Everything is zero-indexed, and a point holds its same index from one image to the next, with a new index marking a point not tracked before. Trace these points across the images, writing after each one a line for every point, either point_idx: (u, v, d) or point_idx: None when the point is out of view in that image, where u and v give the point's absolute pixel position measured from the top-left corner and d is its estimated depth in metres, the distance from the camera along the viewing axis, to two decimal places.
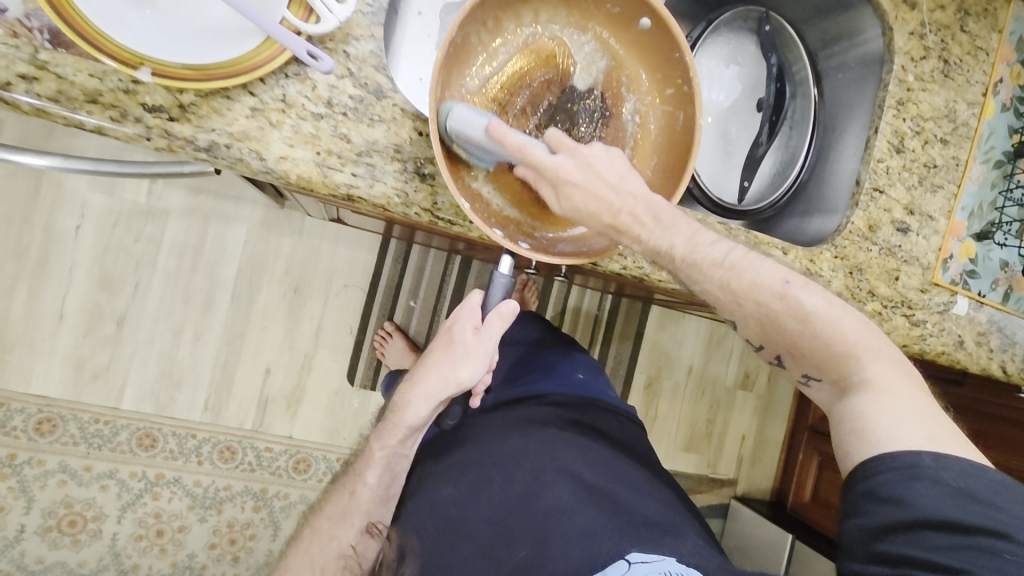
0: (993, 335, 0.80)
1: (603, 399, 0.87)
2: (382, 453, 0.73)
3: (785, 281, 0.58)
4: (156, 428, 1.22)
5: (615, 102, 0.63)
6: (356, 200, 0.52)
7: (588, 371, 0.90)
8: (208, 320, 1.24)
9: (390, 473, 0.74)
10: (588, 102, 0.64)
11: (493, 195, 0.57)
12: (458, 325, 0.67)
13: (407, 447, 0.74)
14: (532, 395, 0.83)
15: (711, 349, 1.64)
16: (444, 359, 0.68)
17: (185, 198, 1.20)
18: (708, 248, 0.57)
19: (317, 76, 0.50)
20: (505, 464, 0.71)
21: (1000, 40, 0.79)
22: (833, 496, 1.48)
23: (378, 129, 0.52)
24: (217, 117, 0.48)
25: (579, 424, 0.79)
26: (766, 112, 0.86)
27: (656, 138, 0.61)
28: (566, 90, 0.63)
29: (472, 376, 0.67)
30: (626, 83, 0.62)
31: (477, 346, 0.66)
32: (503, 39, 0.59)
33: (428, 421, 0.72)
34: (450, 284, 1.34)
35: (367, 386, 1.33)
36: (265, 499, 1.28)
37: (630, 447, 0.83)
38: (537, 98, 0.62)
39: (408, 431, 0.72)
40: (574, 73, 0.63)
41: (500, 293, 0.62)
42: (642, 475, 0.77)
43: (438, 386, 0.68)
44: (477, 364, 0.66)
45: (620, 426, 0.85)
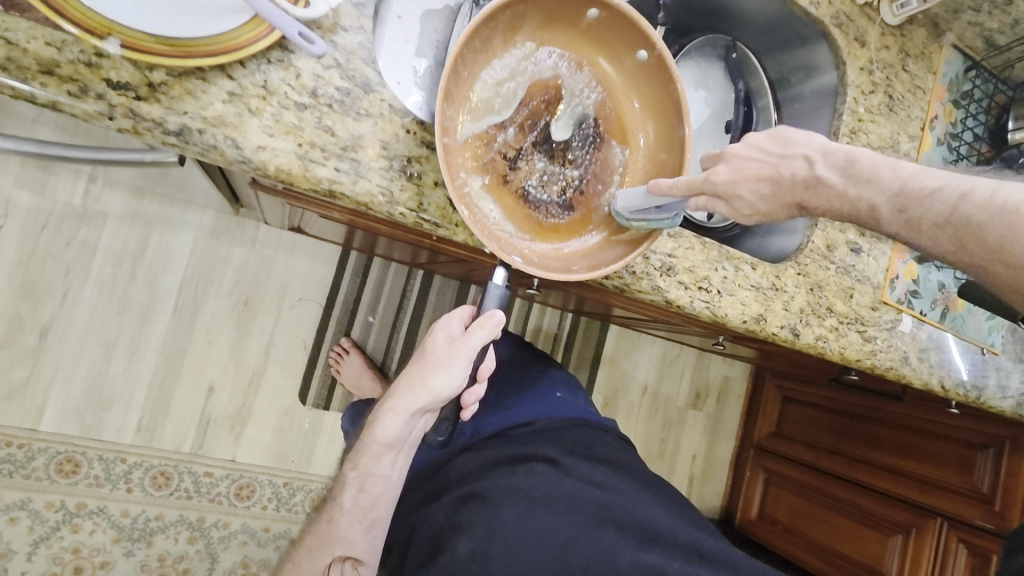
0: (932, 352, 0.86)
1: (586, 418, 0.87)
2: (355, 474, 0.69)
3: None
4: (79, 452, 1.10)
5: (608, 129, 0.62)
6: (338, 196, 0.49)
7: (566, 389, 0.91)
8: (146, 333, 1.14)
9: (369, 495, 0.69)
10: (582, 130, 0.62)
11: (493, 211, 0.56)
12: (432, 335, 0.65)
13: (382, 466, 0.69)
14: (520, 424, 0.81)
15: (665, 369, 1.67)
16: (415, 372, 0.66)
17: (128, 201, 1.12)
18: (924, 199, 0.55)
19: (301, 63, 0.48)
20: (517, 503, 0.67)
21: (935, 81, 0.85)
22: (779, 511, 1.55)
23: (364, 124, 0.50)
24: (191, 99, 0.44)
25: (564, 443, 0.80)
26: (735, 134, 0.89)
27: (645, 169, 0.61)
28: (563, 111, 0.62)
29: (445, 384, 0.64)
30: (623, 117, 0.61)
31: (449, 355, 0.63)
32: (509, 55, 0.57)
33: (403, 438, 0.68)
34: (412, 298, 1.31)
35: (320, 406, 1.26)
36: (202, 530, 1.18)
37: (624, 462, 0.83)
38: (536, 118, 0.60)
39: (380, 448, 0.68)
40: (566, 98, 0.61)
41: (493, 304, 0.60)
42: (637, 485, 0.79)
43: (411, 395, 0.65)
44: (449, 373, 0.63)
45: (608, 440, 0.86)
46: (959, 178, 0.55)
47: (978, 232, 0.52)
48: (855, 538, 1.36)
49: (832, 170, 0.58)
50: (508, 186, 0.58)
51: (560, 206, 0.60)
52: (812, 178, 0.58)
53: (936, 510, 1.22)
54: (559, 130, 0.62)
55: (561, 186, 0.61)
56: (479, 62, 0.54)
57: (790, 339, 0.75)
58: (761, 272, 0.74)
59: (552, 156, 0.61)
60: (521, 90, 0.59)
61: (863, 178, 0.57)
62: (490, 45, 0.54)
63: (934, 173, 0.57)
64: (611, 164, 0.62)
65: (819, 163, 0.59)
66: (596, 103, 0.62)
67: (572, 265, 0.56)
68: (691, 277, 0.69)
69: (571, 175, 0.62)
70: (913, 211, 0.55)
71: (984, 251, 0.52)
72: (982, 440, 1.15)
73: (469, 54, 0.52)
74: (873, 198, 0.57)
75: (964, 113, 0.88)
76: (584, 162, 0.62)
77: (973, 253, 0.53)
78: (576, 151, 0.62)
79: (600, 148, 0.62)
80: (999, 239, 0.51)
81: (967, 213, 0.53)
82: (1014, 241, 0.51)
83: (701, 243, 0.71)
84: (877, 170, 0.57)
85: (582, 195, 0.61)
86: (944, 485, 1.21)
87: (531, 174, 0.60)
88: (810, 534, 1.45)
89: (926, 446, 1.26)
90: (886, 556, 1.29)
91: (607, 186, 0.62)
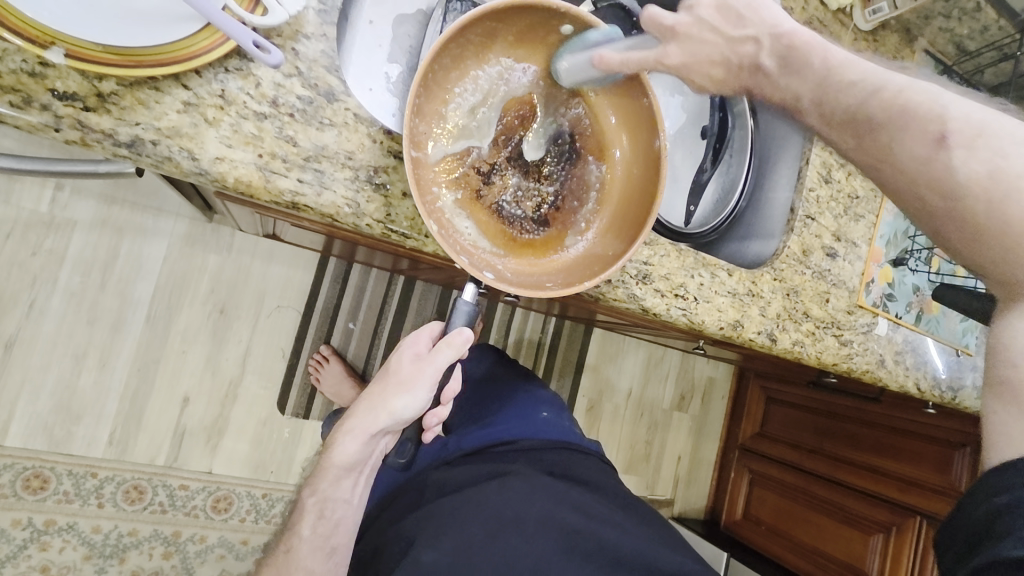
0: (908, 354, 0.86)
1: (568, 440, 0.87)
2: (313, 499, 0.70)
3: (944, 136, 0.44)
4: (48, 467, 1.07)
5: (585, 144, 0.60)
6: (302, 208, 0.48)
7: (552, 409, 0.90)
8: (117, 343, 1.11)
9: (329, 522, 0.70)
10: (558, 144, 0.60)
11: (468, 227, 0.56)
12: (397, 356, 0.66)
13: (342, 490, 0.70)
14: (499, 442, 0.81)
15: (650, 371, 1.67)
16: (376, 393, 0.67)
17: (96, 209, 1.09)
18: (843, 91, 0.46)
19: (261, 72, 0.47)
20: (488, 520, 0.67)
21: None
22: (762, 512, 1.56)
23: (328, 133, 0.49)
24: (144, 109, 0.43)
25: (542, 462, 0.80)
26: (710, 139, 0.89)
27: (620, 184, 0.59)
28: (537, 126, 0.60)
29: (405, 407, 0.64)
30: (602, 133, 0.59)
31: (410, 376, 0.64)
32: (484, 70, 0.56)
33: (362, 461, 0.69)
34: (392, 305, 1.30)
35: (299, 415, 1.24)
36: (178, 544, 1.15)
37: (601, 483, 0.83)
38: (507, 132, 0.59)
39: (339, 471, 0.69)
40: (541, 113, 0.60)
41: (461, 320, 0.59)
42: (614, 508, 0.78)
43: (371, 418, 0.66)
44: (412, 394, 0.63)
45: (590, 464, 0.86)
46: (885, 75, 0.47)
47: (882, 133, 0.46)
48: (837, 537, 1.37)
49: (773, 55, 0.48)
50: (482, 202, 0.57)
51: (536, 222, 0.59)
52: (754, 64, 0.48)
53: (915, 508, 1.24)
54: (531, 150, 0.60)
55: (536, 203, 0.60)
56: (451, 78, 0.54)
57: (767, 345, 0.75)
58: (738, 278, 0.73)
59: (527, 172, 0.60)
60: (496, 105, 0.58)
61: (796, 65, 0.47)
62: (463, 61, 0.54)
63: (870, 64, 0.48)
64: (589, 180, 0.61)
65: (765, 45, 0.48)
66: (572, 118, 0.60)
67: (544, 282, 0.55)
68: (667, 285, 0.68)
69: (547, 191, 0.60)
70: (830, 107, 0.47)
71: (880, 157, 0.46)
72: (960, 438, 1.16)
73: (441, 68, 0.52)
74: (798, 89, 0.48)
75: None
76: (560, 177, 0.61)
77: (873, 159, 0.47)
78: (553, 166, 0.61)
79: (576, 164, 0.61)
80: (888, 142, 0.46)
81: (886, 110, 0.45)
82: (907, 150, 0.45)
83: (677, 250, 0.70)
84: (813, 54, 0.47)
85: (558, 211, 0.60)
86: (920, 483, 1.23)
87: (505, 190, 0.59)
88: (792, 532, 1.47)
89: (904, 445, 1.28)
90: (867, 555, 1.30)
91: (582, 203, 0.60)
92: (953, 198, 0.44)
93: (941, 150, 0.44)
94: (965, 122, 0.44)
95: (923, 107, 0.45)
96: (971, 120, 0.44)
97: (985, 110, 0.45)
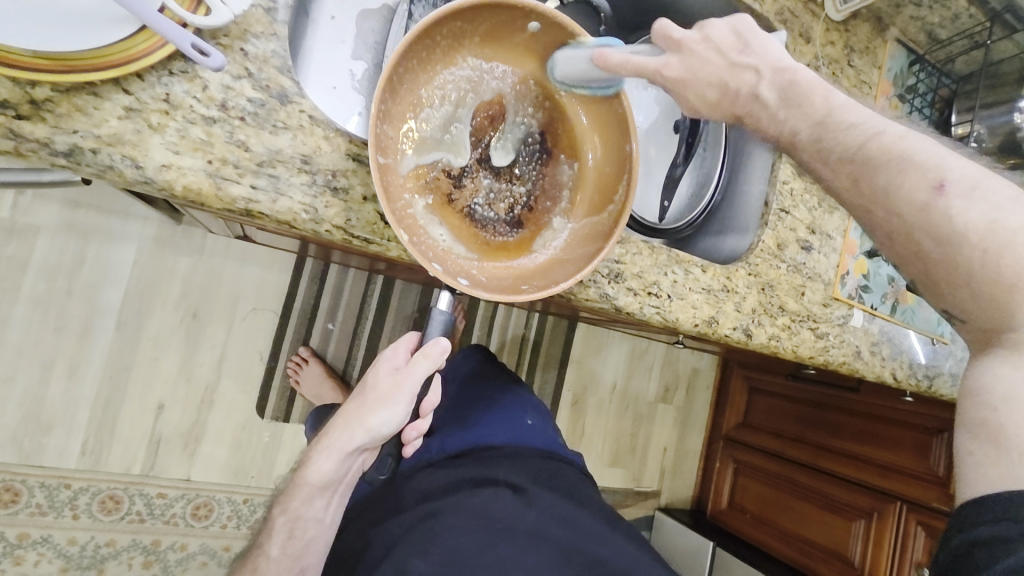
0: (884, 345, 0.86)
1: (553, 449, 0.86)
2: (284, 518, 0.69)
3: (940, 184, 0.47)
4: (18, 480, 1.05)
5: (555, 143, 0.60)
6: (256, 215, 0.47)
7: (537, 416, 0.89)
8: (87, 352, 1.09)
9: (299, 541, 0.68)
10: (527, 144, 0.60)
11: (441, 232, 0.54)
12: (375, 370, 0.64)
13: (314, 509, 0.69)
14: (485, 446, 0.81)
15: (634, 364, 1.67)
16: (353, 410, 0.65)
17: (61, 213, 1.06)
18: (844, 130, 0.50)
19: (207, 74, 0.45)
20: (476, 529, 0.66)
21: (880, 76, 0.86)
22: (747, 500, 1.58)
23: (282, 137, 0.47)
24: (82, 117, 0.41)
25: (528, 469, 0.79)
26: (683, 134, 0.88)
27: (591, 186, 0.59)
28: (508, 126, 0.59)
29: (383, 423, 0.63)
30: (572, 130, 0.59)
31: (388, 389, 0.62)
32: (451, 68, 0.54)
33: (337, 479, 0.69)
34: (372, 304, 1.28)
35: (279, 418, 1.23)
36: (157, 553, 1.13)
37: (587, 495, 0.82)
38: (477, 133, 0.58)
39: (312, 490, 0.68)
40: (510, 110, 0.59)
41: (437, 331, 0.59)
42: (600, 521, 0.78)
43: (347, 435, 0.65)
44: (389, 410, 0.62)
45: (574, 473, 0.85)
46: (881, 122, 0.50)
47: (879, 175, 0.49)
48: (820, 524, 1.39)
49: (772, 87, 0.51)
50: (453, 206, 0.56)
51: (508, 223, 0.58)
52: (751, 94, 0.52)
53: (897, 494, 1.25)
54: (498, 155, 0.59)
55: (508, 203, 0.59)
56: (418, 80, 0.52)
57: (743, 340, 0.74)
58: (712, 274, 0.73)
59: (498, 173, 0.59)
60: (468, 109, 0.57)
61: (795, 99, 0.51)
62: (433, 65, 0.53)
63: (867, 109, 0.51)
64: (560, 179, 0.60)
65: (765, 78, 0.51)
66: (541, 118, 0.60)
67: (522, 283, 0.54)
68: (640, 283, 0.68)
69: (518, 192, 0.60)
70: (824, 146, 0.51)
71: (872, 194, 0.49)
72: (937, 424, 1.18)
73: (407, 69, 0.50)
74: (797, 123, 0.51)
75: (911, 107, 0.89)
76: (531, 177, 0.60)
77: (862, 193, 0.50)
78: (523, 167, 0.60)
79: (546, 164, 0.60)
80: (886, 183, 0.48)
81: (871, 153, 0.49)
82: (901, 188, 0.48)
83: (651, 248, 0.69)
84: (814, 93, 0.51)
85: (531, 211, 0.59)
86: (902, 470, 1.25)
87: (477, 192, 0.58)
88: (778, 522, 1.48)
89: (888, 434, 1.28)
90: (850, 540, 1.32)
91: (554, 204, 0.60)
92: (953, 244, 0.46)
93: (936, 196, 0.47)
94: (962, 173, 0.47)
95: (920, 156, 0.48)
96: (967, 173, 0.47)
97: (977, 169, 0.48)
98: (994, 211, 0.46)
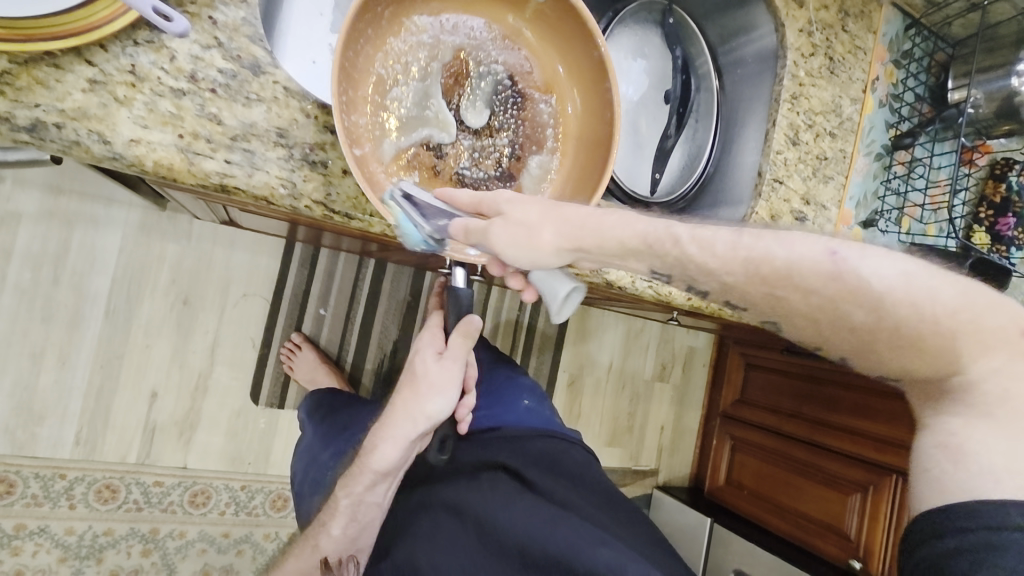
0: None
1: (552, 429, 0.85)
2: (347, 502, 0.68)
3: (833, 251, 0.46)
4: (13, 471, 1.04)
5: (528, 84, 0.58)
6: (232, 191, 0.45)
7: (533, 398, 0.90)
8: (76, 341, 1.08)
9: (359, 524, 0.69)
10: (501, 95, 0.58)
11: None
12: (419, 354, 0.66)
13: (376, 495, 0.69)
14: (486, 429, 0.80)
15: (630, 344, 1.67)
16: (409, 399, 0.66)
17: (43, 201, 1.04)
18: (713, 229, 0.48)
19: (175, 43, 0.43)
20: (469, 505, 0.67)
21: (875, 41, 0.84)
22: (745, 476, 1.59)
23: (255, 109, 0.45)
24: (44, 90, 0.39)
25: (524, 454, 0.77)
26: (674, 103, 0.85)
27: (577, 126, 0.57)
28: (475, 79, 0.57)
29: (440, 408, 0.66)
30: (544, 72, 0.58)
31: (442, 377, 0.65)
32: (404, 33, 0.53)
33: (397, 466, 0.68)
34: (365, 288, 1.27)
35: (274, 405, 1.22)
36: (156, 541, 1.13)
37: (590, 476, 0.81)
38: (446, 94, 0.56)
39: (375, 477, 0.67)
40: (471, 63, 0.57)
41: (465, 309, 0.63)
42: (600, 505, 0.76)
43: (408, 425, 0.65)
44: (446, 396, 0.65)
45: (577, 453, 0.83)
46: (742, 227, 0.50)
47: (780, 260, 0.46)
48: (817, 497, 1.39)
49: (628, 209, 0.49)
50: (440, 177, 0.55)
51: (500, 179, 0.57)
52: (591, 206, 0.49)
53: (892, 467, 1.25)
54: (472, 115, 0.57)
55: (495, 158, 0.58)
56: (371, 56, 0.51)
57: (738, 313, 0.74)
58: None
59: (479, 133, 0.58)
60: (432, 70, 0.55)
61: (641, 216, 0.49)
62: (383, 39, 0.52)
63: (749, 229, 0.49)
64: (542, 121, 0.59)
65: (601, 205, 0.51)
66: (507, 62, 0.58)
67: None
68: None
69: (502, 144, 0.58)
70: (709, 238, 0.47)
71: (781, 274, 0.46)
72: None
73: (356, 51, 0.48)
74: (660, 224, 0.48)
75: (905, 73, 0.87)
76: (512, 125, 0.58)
77: (763, 279, 0.46)
78: (503, 122, 0.58)
79: (524, 109, 0.58)
80: (790, 263, 0.46)
81: (753, 239, 0.46)
82: (802, 265, 0.45)
83: None
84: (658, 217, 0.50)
85: (519, 161, 0.58)
86: (896, 443, 1.25)
87: (461, 156, 0.56)
88: (775, 496, 1.48)
89: (881, 407, 1.28)
90: (846, 515, 1.32)
91: (542, 147, 0.58)
92: (882, 310, 0.45)
93: (838, 260, 0.45)
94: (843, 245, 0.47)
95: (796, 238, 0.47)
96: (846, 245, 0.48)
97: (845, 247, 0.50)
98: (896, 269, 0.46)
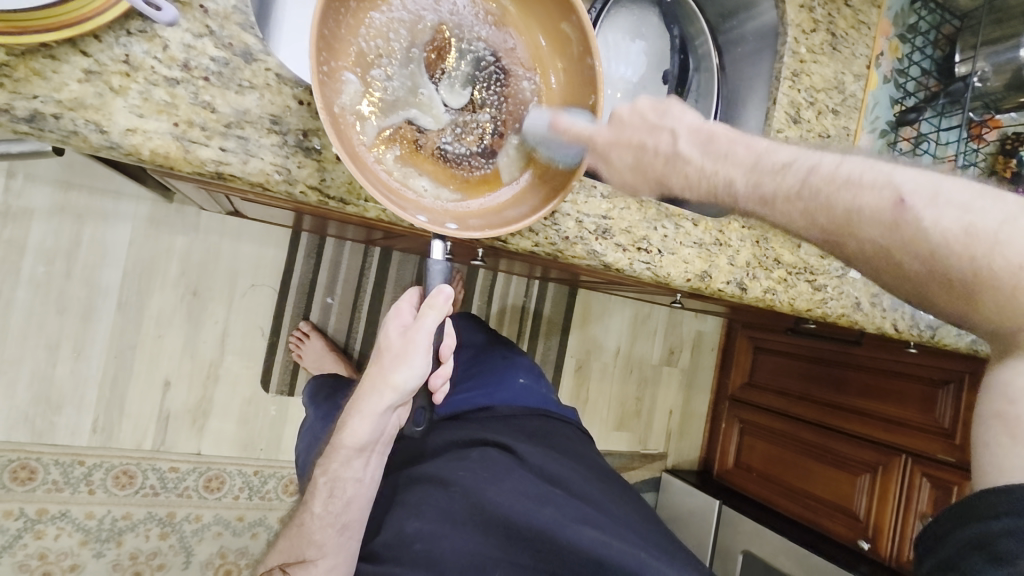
0: (885, 296, 0.84)
1: (547, 407, 0.86)
2: (324, 479, 0.68)
3: (900, 199, 0.46)
4: (34, 458, 1.07)
5: (511, 62, 0.58)
6: (228, 178, 0.46)
7: (529, 374, 0.90)
8: (91, 333, 1.10)
9: (339, 500, 0.68)
10: (484, 73, 0.58)
11: (411, 176, 0.53)
12: (382, 328, 0.61)
13: (353, 470, 0.68)
14: (478, 408, 0.81)
15: (636, 329, 1.67)
16: (375, 371, 0.62)
17: (53, 196, 1.06)
18: (776, 175, 0.48)
19: (167, 33, 0.44)
20: (467, 485, 0.68)
21: (879, 15, 0.82)
22: (754, 459, 1.59)
23: (248, 97, 0.46)
24: (41, 81, 0.40)
25: (520, 430, 0.79)
26: (672, 84, 0.88)
27: (560, 101, 0.57)
28: (457, 54, 0.57)
29: (407, 379, 0.61)
30: (527, 49, 0.58)
31: (405, 347, 0.59)
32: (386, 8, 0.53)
33: (373, 440, 0.67)
34: (370, 276, 1.28)
35: (284, 393, 1.24)
36: (173, 525, 1.17)
37: (587, 456, 0.82)
38: (429, 70, 0.56)
39: (349, 452, 0.67)
40: (453, 42, 0.57)
41: (439, 279, 0.55)
42: (597, 482, 0.77)
43: (376, 396, 0.63)
44: (410, 365, 0.60)
45: (570, 433, 0.85)
46: (813, 155, 0.49)
47: (830, 212, 0.47)
48: (826, 478, 1.39)
49: (692, 144, 0.50)
50: (422, 151, 0.55)
51: (482, 155, 0.57)
52: (672, 153, 0.50)
53: (903, 448, 1.25)
54: (452, 94, 0.57)
55: (477, 135, 0.58)
56: (352, 28, 0.50)
57: (738, 294, 0.74)
58: (704, 228, 0.72)
59: (463, 107, 0.58)
60: (416, 48, 0.55)
61: (719, 151, 0.50)
62: (365, 12, 0.51)
63: (795, 149, 0.51)
64: (524, 98, 0.59)
65: (683, 138, 0.50)
66: (489, 39, 0.58)
67: (508, 212, 0.53)
68: (629, 238, 0.67)
69: (484, 121, 0.58)
70: (769, 188, 0.48)
71: (833, 226, 0.47)
72: (943, 376, 1.18)
73: (337, 21, 0.48)
74: (730, 172, 0.49)
75: (911, 48, 0.85)
76: (494, 102, 0.59)
77: (824, 227, 0.48)
78: (485, 98, 0.58)
79: (507, 87, 0.59)
80: (848, 208, 0.47)
81: (817, 187, 0.47)
82: (861, 212, 0.46)
83: (639, 202, 0.68)
84: (735, 146, 0.50)
85: (501, 138, 0.58)
86: (907, 422, 1.25)
87: (443, 131, 0.56)
88: (783, 479, 1.48)
89: (889, 386, 1.28)
90: (855, 495, 1.32)
91: (524, 125, 0.58)
92: (937, 256, 0.45)
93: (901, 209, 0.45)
94: (914, 183, 0.46)
95: (866, 177, 0.47)
96: (920, 181, 0.46)
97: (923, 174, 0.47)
98: (968, 210, 0.45)
